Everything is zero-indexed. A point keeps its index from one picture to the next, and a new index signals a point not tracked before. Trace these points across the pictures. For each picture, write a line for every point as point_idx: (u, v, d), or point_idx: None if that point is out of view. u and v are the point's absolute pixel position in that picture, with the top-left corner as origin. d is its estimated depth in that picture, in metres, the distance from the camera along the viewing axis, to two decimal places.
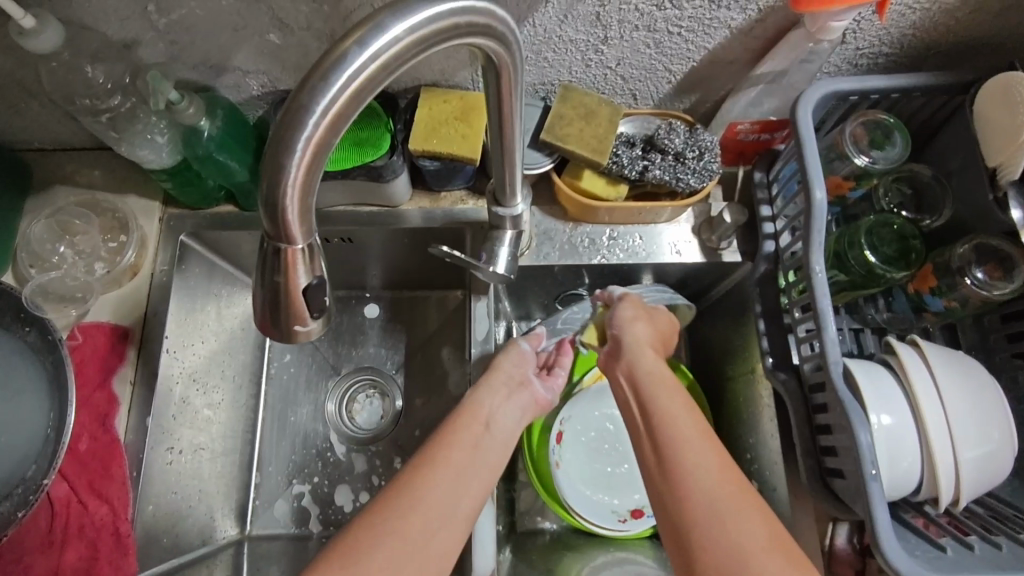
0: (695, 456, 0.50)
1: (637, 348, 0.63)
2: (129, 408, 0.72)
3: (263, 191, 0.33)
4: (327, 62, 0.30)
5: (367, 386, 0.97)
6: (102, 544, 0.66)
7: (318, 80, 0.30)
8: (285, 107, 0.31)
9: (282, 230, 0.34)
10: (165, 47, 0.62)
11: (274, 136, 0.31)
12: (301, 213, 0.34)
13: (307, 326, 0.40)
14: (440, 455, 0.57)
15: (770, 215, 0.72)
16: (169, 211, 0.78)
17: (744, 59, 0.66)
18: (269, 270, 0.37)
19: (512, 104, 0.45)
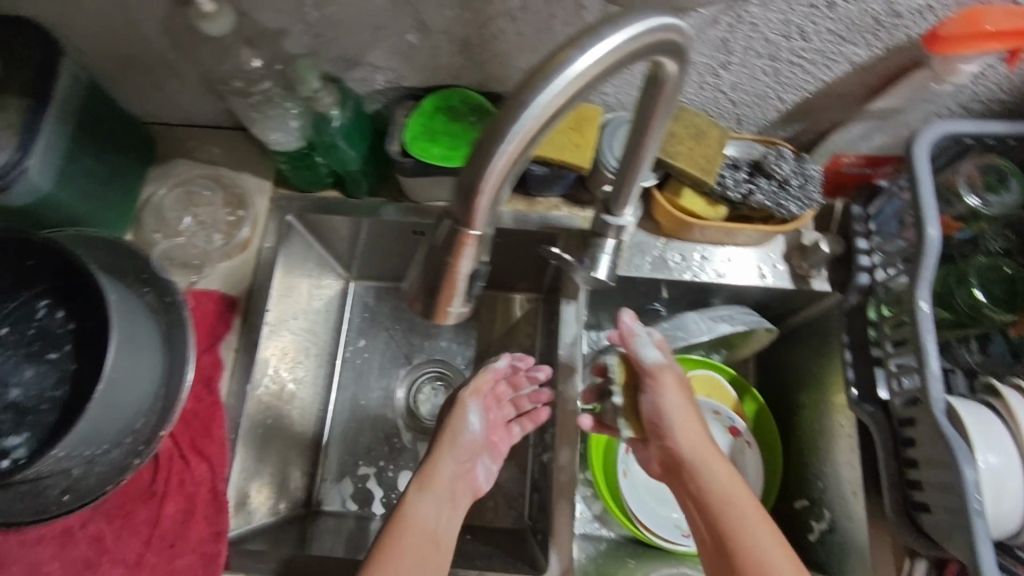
0: (769, 556, 0.58)
1: (676, 422, 0.67)
2: (231, 373, 0.75)
3: (466, 176, 0.35)
4: (546, 68, 0.33)
5: (435, 377, 0.99)
6: (199, 499, 0.70)
7: (536, 85, 0.33)
8: (501, 108, 0.34)
9: (471, 211, 0.37)
10: (309, 39, 0.65)
11: (484, 134, 0.34)
12: (489, 204, 0.37)
13: (455, 307, 0.44)
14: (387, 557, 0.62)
15: (867, 248, 0.74)
16: (280, 192, 0.83)
17: (859, 93, 0.68)
18: (444, 248, 0.40)
19: (659, 120, 0.47)
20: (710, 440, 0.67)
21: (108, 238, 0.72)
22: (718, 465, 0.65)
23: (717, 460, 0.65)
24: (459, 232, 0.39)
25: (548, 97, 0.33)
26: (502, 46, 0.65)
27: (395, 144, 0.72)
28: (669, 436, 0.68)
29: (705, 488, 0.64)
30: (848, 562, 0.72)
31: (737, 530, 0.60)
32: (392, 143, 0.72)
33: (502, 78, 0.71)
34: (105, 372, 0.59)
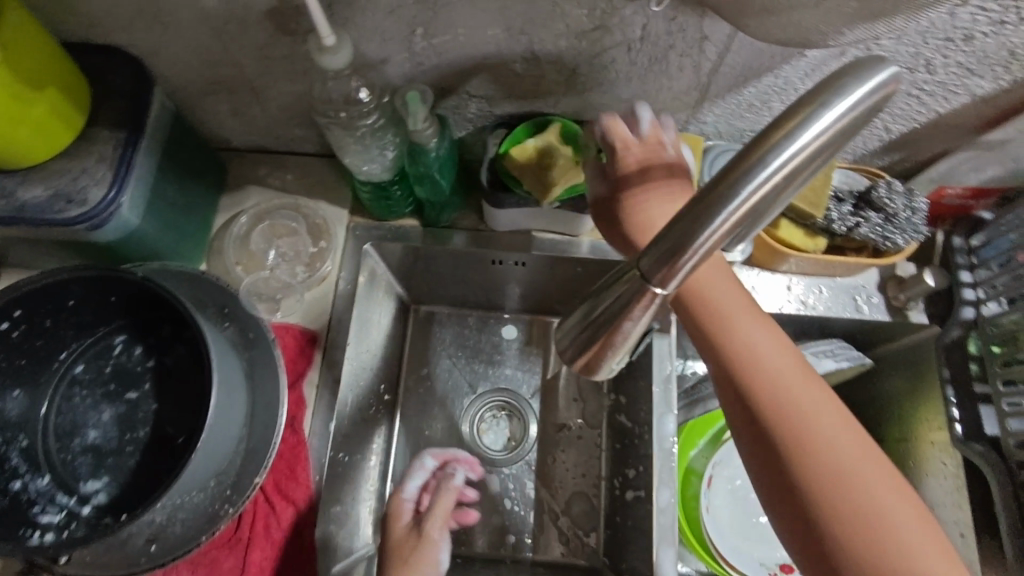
0: (840, 446, 0.43)
1: (779, 364, 0.46)
2: (313, 411, 0.72)
3: (676, 234, 0.34)
4: (776, 134, 0.31)
5: (498, 407, 0.96)
6: (286, 545, 0.66)
7: (766, 149, 0.32)
8: (726, 170, 0.32)
9: (668, 268, 0.35)
10: (411, 67, 0.63)
11: (702, 196, 0.33)
12: (689, 265, 0.35)
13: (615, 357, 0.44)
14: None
15: (971, 281, 0.72)
16: (356, 220, 0.80)
17: (972, 125, 0.66)
18: (618, 299, 0.38)
19: None
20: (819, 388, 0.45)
21: (190, 270, 0.69)
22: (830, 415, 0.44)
23: (828, 412, 0.44)
24: (640, 287, 0.37)
25: (780, 164, 0.31)
26: (610, 76, 0.64)
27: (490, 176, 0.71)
28: (765, 390, 0.45)
29: (813, 440, 0.43)
30: None
31: (841, 506, 0.41)
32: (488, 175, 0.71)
33: (600, 106, 0.69)
34: (207, 422, 0.57)
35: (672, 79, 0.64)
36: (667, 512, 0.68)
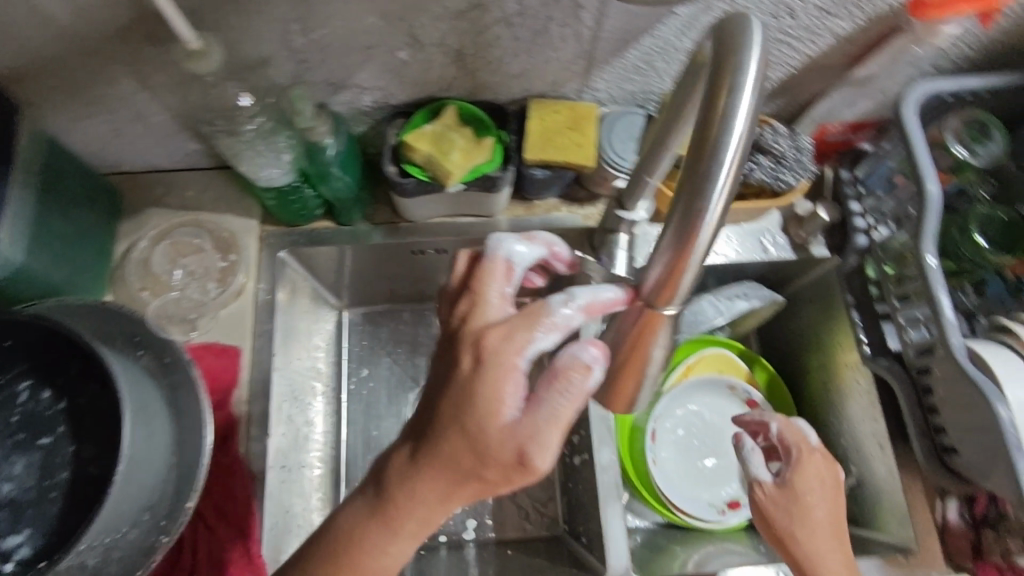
0: None
1: None
2: (248, 427, 0.70)
3: (678, 223, 0.40)
4: (710, 149, 0.38)
5: None
6: (234, 567, 0.65)
7: (710, 165, 0.38)
8: (686, 192, 0.39)
9: (685, 248, 0.40)
10: (294, 66, 0.62)
11: (687, 217, 0.39)
12: (690, 278, 0.42)
13: (647, 386, 0.48)
14: (355, 556, 0.50)
15: (860, 211, 0.76)
16: (267, 229, 0.79)
17: (841, 64, 0.70)
18: (631, 326, 0.45)
19: (684, 122, 0.49)
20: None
21: (89, 301, 0.65)
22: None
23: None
24: (646, 312, 0.44)
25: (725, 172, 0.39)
26: (496, 53, 0.64)
27: (391, 165, 0.69)
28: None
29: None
30: (880, 512, 0.75)
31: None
32: (389, 164, 0.69)
33: (494, 84, 0.70)
34: (123, 454, 0.56)
35: (557, 50, 0.65)
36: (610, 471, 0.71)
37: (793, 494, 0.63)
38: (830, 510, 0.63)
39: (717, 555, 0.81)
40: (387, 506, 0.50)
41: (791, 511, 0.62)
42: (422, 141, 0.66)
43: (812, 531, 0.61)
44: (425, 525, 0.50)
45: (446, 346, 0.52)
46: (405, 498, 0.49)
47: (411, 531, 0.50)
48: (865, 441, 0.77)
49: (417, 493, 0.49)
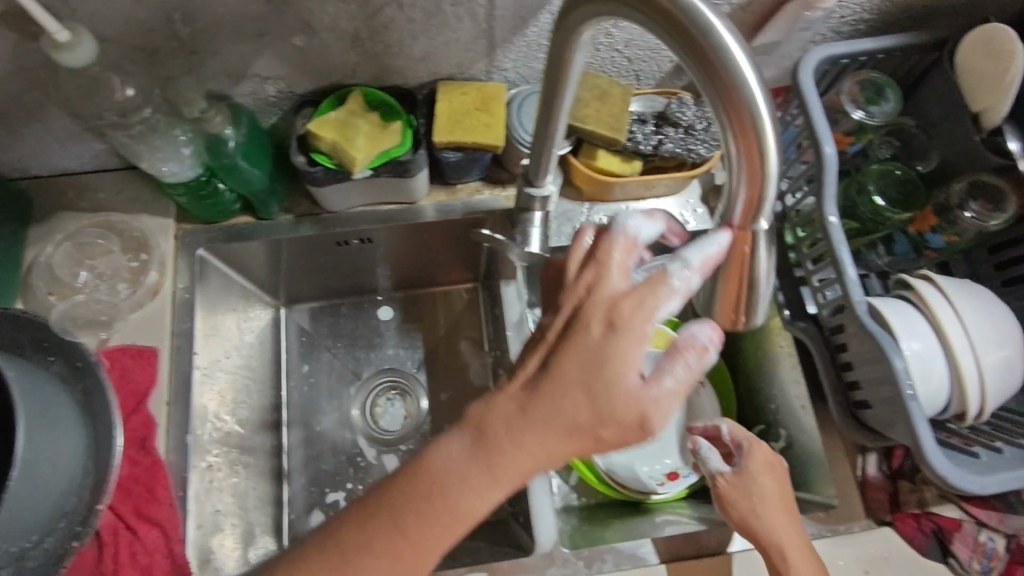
0: None
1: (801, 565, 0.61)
2: (167, 428, 0.70)
3: (730, 137, 0.37)
4: (719, 59, 0.35)
5: (388, 388, 0.96)
6: (157, 568, 0.65)
7: (732, 71, 0.35)
8: (724, 106, 0.36)
9: (748, 153, 0.36)
10: (186, 57, 0.61)
11: (738, 129, 0.36)
12: (773, 184, 0.37)
13: (762, 301, 0.41)
14: (429, 501, 0.43)
15: (774, 178, 0.77)
16: (184, 227, 0.78)
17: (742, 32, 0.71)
18: (733, 253, 0.40)
19: (565, 95, 0.50)
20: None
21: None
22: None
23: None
24: (739, 234, 0.39)
25: (752, 69, 0.35)
26: (393, 36, 0.64)
27: (299, 155, 0.68)
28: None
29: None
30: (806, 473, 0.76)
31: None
32: (297, 155, 0.68)
33: (399, 69, 0.69)
34: (16, 456, 0.51)
35: (455, 30, 0.64)
36: None
37: (745, 482, 0.65)
38: (774, 488, 0.65)
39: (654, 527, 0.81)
40: (486, 448, 0.43)
41: (747, 494, 0.64)
42: (325, 128, 0.65)
43: (768, 508, 0.63)
44: (520, 483, 0.43)
45: (563, 312, 0.44)
46: (500, 442, 0.43)
47: (496, 483, 0.43)
48: (791, 404, 0.79)
49: (510, 439, 0.42)
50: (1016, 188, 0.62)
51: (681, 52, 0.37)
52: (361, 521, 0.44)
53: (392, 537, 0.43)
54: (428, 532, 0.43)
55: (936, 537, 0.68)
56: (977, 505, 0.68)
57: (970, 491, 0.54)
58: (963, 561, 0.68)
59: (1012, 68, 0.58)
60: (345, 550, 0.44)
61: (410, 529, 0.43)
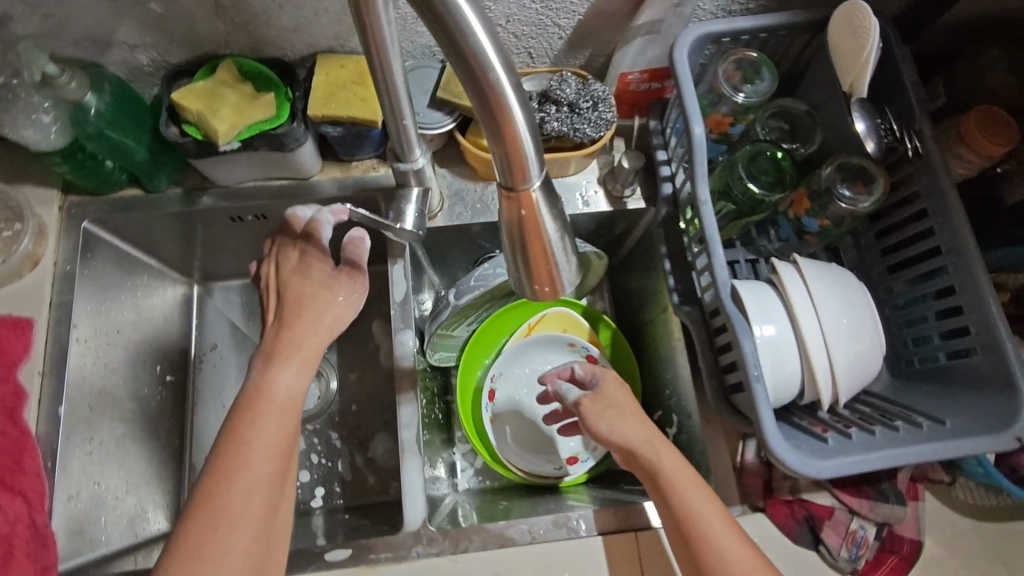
0: (705, 513, 0.59)
1: (675, 473, 0.60)
2: (40, 399, 0.72)
3: (482, 107, 0.35)
4: (456, 28, 0.32)
5: None
6: (17, 539, 0.64)
7: (469, 40, 0.33)
8: (469, 78, 0.34)
9: (504, 122, 0.35)
10: (41, 21, 0.61)
11: (488, 102, 0.34)
12: (532, 145, 0.37)
13: (563, 266, 0.43)
14: (258, 407, 0.60)
15: (666, 159, 0.76)
16: (69, 199, 0.77)
17: (624, 10, 0.69)
18: (516, 219, 0.40)
19: (390, 63, 0.48)
20: (717, 508, 0.59)
21: None
22: (724, 530, 0.58)
23: (723, 531, 0.58)
24: (516, 199, 0.39)
25: (488, 34, 0.33)
26: (257, 5, 0.63)
27: (172, 126, 0.68)
28: (666, 490, 0.60)
29: (702, 549, 0.57)
30: (695, 458, 0.75)
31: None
32: (169, 126, 0.67)
33: (273, 39, 0.68)
34: None
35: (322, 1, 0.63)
36: (412, 426, 0.72)
37: (603, 397, 0.65)
38: (626, 403, 0.65)
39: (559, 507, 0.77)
40: (276, 350, 0.63)
41: (603, 410, 0.64)
42: (192, 99, 0.65)
43: (619, 418, 0.64)
44: (310, 361, 0.63)
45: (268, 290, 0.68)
46: (292, 343, 0.63)
47: (297, 368, 0.62)
48: (680, 389, 0.77)
49: (299, 336, 0.64)
50: (883, 170, 0.63)
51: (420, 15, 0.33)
52: (214, 462, 0.57)
53: (239, 450, 0.57)
54: (269, 428, 0.59)
55: (808, 524, 0.67)
56: (850, 495, 0.68)
57: (808, 475, 0.54)
58: (833, 549, 0.66)
59: (867, 44, 0.57)
60: (214, 490, 0.55)
61: (246, 438, 0.58)
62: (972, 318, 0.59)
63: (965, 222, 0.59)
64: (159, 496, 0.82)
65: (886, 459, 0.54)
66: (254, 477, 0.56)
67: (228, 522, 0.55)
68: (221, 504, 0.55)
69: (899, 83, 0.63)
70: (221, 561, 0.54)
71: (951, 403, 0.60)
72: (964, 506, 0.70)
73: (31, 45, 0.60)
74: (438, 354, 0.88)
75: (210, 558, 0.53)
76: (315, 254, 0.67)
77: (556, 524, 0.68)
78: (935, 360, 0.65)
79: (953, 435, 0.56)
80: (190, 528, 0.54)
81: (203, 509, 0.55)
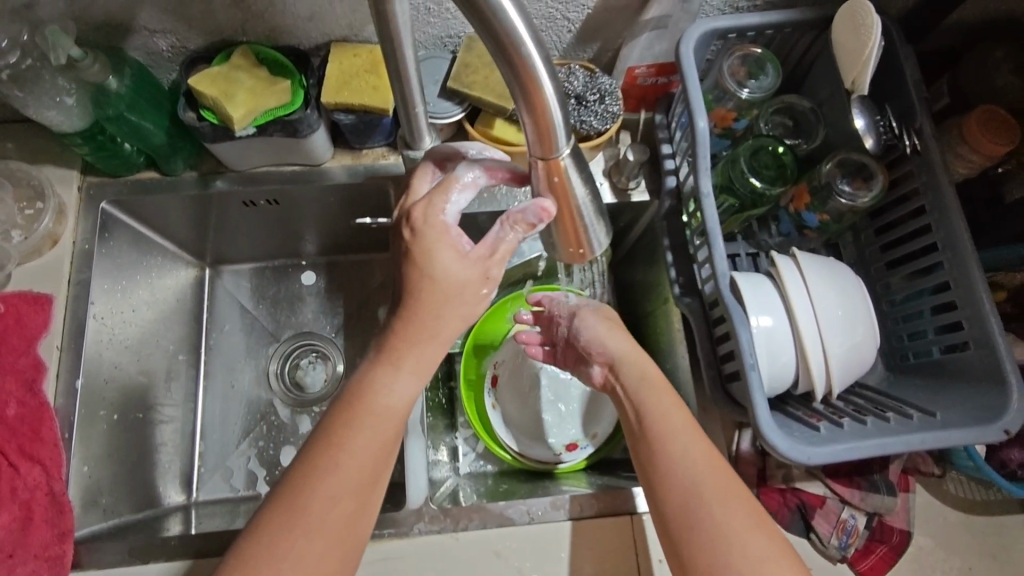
0: (675, 426, 0.60)
1: (655, 391, 0.63)
2: (58, 372, 0.74)
3: (514, 80, 0.37)
4: (490, 14, 0.34)
5: (311, 351, 0.94)
6: (36, 504, 0.67)
7: (505, 24, 0.35)
8: (505, 60, 0.36)
9: (534, 95, 0.38)
10: (66, 6, 0.63)
11: (522, 81, 0.37)
12: (559, 117, 0.39)
13: (591, 229, 0.47)
14: (359, 411, 0.56)
15: (671, 152, 0.78)
16: (89, 180, 0.80)
17: (634, 5, 0.70)
18: (550, 186, 0.43)
19: (406, 53, 0.50)
20: (683, 413, 0.61)
21: None
22: (687, 432, 0.60)
23: (684, 431, 0.60)
24: (548, 168, 0.42)
25: (521, 16, 0.35)
26: None
27: (189, 111, 0.69)
28: (638, 392, 0.64)
29: (664, 447, 0.59)
30: None
31: (700, 513, 0.55)
32: (187, 111, 0.69)
33: (289, 27, 0.70)
34: None
35: None
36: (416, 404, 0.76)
37: (600, 310, 0.72)
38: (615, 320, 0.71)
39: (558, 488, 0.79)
40: (390, 350, 0.56)
41: (597, 321, 0.70)
42: (207, 84, 0.67)
43: (610, 330, 0.69)
44: (424, 366, 0.57)
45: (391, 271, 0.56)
46: (400, 355, 0.56)
47: (407, 378, 0.57)
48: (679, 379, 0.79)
49: (408, 348, 0.56)
50: (883, 168, 0.64)
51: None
52: (305, 463, 0.55)
53: (335, 456, 0.54)
54: (362, 440, 0.55)
55: (799, 512, 0.69)
56: (841, 484, 0.70)
57: (798, 462, 0.55)
58: (823, 536, 0.67)
59: (868, 41, 0.58)
60: (299, 492, 0.54)
61: (338, 444, 0.55)
62: (965, 313, 0.61)
63: (962, 220, 0.60)
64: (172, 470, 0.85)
65: (876, 448, 0.56)
66: (339, 488, 0.54)
67: (306, 524, 0.53)
68: (306, 504, 0.53)
69: (901, 82, 0.64)
70: (295, 563, 0.52)
71: (942, 395, 0.61)
72: (955, 499, 0.72)
73: (56, 28, 0.62)
74: None
75: (287, 556, 0.52)
76: (444, 238, 0.54)
77: (555, 506, 0.70)
78: (929, 355, 0.66)
79: (941, 427, 0.57)
80: (268, 526, 0.53)
81: (287, 503, 0.53)
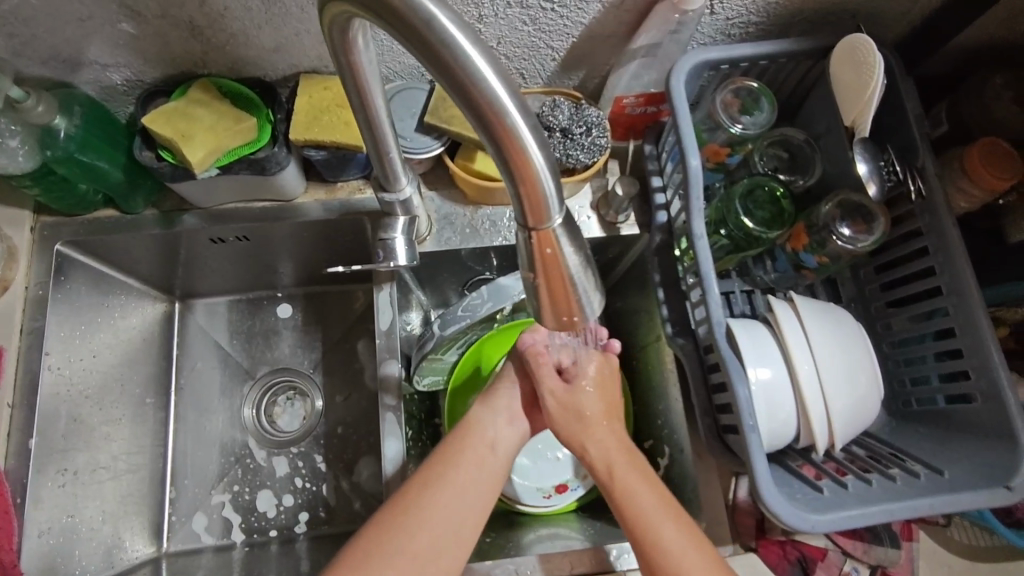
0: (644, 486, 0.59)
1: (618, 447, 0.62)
2: (9, 432, 0.70)
3: (492, 143, 0.33)
4: (460, 68, 0.31)
5: (287, 388, 0.90)
6: None
7: (482, 88, 0.31)
8: (482, 125, 0.32)
9: (515, 155, 0.33)
10: (6, 41, 0.57)
11: (502, 145, 0.32)
12: (551, 183, 0.34)
13: (587, 303, 0.40)
14: (465, 443, 0.62)
15: (661, 185, 0.74)
16: (42, 220, 0.75)
17: (622, 32, 0.66)
18: (541, 259, 0.37)
19: (375, 100, 0.46)
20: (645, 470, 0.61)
21: None
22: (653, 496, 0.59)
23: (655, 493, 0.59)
24: (536, 238, 0.37)
25: (500, 77, 0.31)
26: (234, 25, 0.60)
27: (145, 150, 0.65)
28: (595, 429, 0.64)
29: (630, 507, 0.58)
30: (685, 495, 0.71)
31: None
32: (142, 150, 0.65)
33: (253, 59, 0.66)
34: None
35: (303, 20, 0.60)
36: (396, 462, 0.70)
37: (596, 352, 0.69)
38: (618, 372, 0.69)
39: (538, 541, 0.73)
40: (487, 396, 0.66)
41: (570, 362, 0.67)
42: (163, 124, 0.62)
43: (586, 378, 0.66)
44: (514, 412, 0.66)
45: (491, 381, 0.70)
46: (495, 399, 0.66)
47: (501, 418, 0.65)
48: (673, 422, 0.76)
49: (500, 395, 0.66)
50: (884, 210, 0.61)
51: (426, 65, 0.32)
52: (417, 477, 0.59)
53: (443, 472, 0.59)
54: (473, 463, 0.61)
55: (800, 565, 0.66)
56: (844, 536, 0.67)
57: (802, 529, 0.52)
58: None
59: (871, 82, 0.55)
60: (418, 497, 0.57)
61: (453, 462, 0.60)
62: (971, 363, 0.58)
63: (968, 265, 0.57)
64: (139, 523, 0.80)
65: (885, 513, 0.53)
66: (456, 494, 0.58)
67: (408, 532, 0.55)
68: (424, 509, 0.56)
69: (903, 117, 0.61)
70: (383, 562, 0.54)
71: (948, 450, 0.59)
72: (959, 546, 0.69)
73: None
74: (426, 379, 0.82)
75: (380, 559, 0.54)
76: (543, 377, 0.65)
77: (545, 564, 0.67)
78: (933, 403, 0.63)
79: (951, 488, 0.55)
80: (366, 535, 0.55)
81: (406, 501, 0.57)
